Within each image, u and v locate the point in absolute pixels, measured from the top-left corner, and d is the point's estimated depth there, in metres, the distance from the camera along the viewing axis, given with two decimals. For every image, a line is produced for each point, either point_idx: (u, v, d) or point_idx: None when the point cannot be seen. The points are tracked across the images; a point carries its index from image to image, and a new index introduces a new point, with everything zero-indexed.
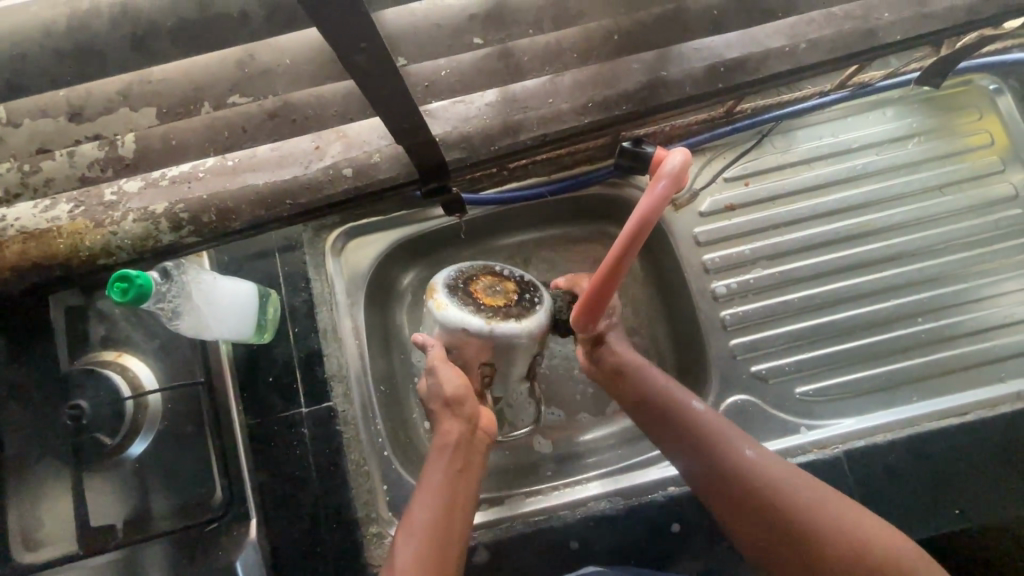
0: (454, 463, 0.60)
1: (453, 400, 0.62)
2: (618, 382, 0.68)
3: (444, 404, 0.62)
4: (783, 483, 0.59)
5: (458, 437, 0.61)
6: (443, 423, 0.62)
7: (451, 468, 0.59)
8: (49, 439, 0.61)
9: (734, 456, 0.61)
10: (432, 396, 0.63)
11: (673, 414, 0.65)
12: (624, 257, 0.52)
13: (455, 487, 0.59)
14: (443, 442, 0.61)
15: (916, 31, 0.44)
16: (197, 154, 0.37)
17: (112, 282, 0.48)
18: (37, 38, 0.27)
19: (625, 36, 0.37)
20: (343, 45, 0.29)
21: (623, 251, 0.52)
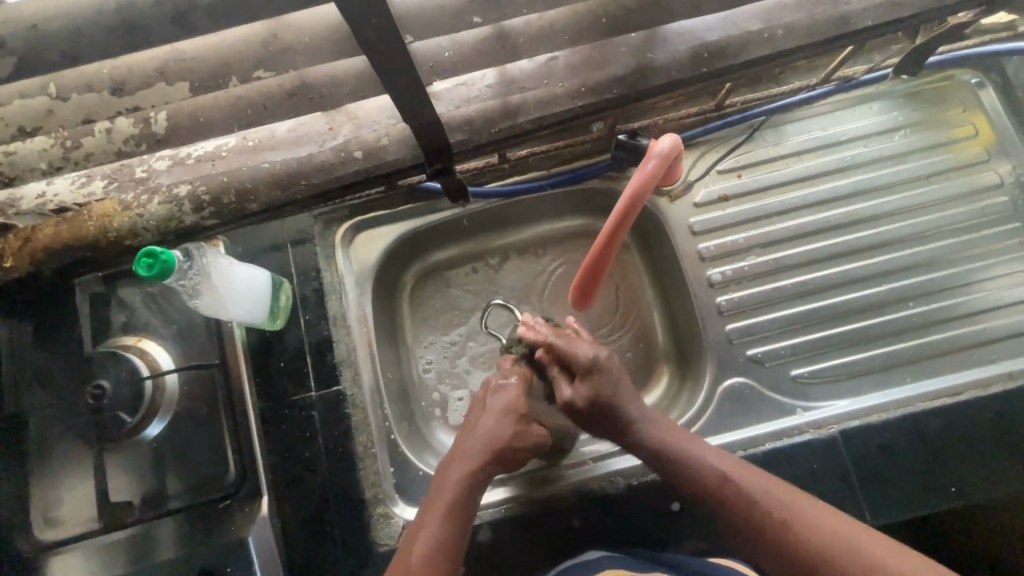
0: (470, 505, 0.57)
1: (504, 452, 0.60)
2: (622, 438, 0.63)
3: (499, 453, 0.60)
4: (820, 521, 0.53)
5: (483, 481, 0.59)
6: (471, 461, 0.59)
7: (467, 507, 0.57)
8: (72, 420, 0.64)
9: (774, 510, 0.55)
10: (494, 438, 0.60)
11: (678, 466, 0.60)
12: (623, 223, 0.56)
13: (466, 525, 0.56)
14: (466, 481, 0.58)
15: (885, 17, 0.47)
16: (222, 129, 0.40)
17: (139, 257, 0.51)
18: (89, 16, 0.31)
19: (612, 19, 0.41)
20: (357, 22, 0.33)
21: (620, 219, 0.56)
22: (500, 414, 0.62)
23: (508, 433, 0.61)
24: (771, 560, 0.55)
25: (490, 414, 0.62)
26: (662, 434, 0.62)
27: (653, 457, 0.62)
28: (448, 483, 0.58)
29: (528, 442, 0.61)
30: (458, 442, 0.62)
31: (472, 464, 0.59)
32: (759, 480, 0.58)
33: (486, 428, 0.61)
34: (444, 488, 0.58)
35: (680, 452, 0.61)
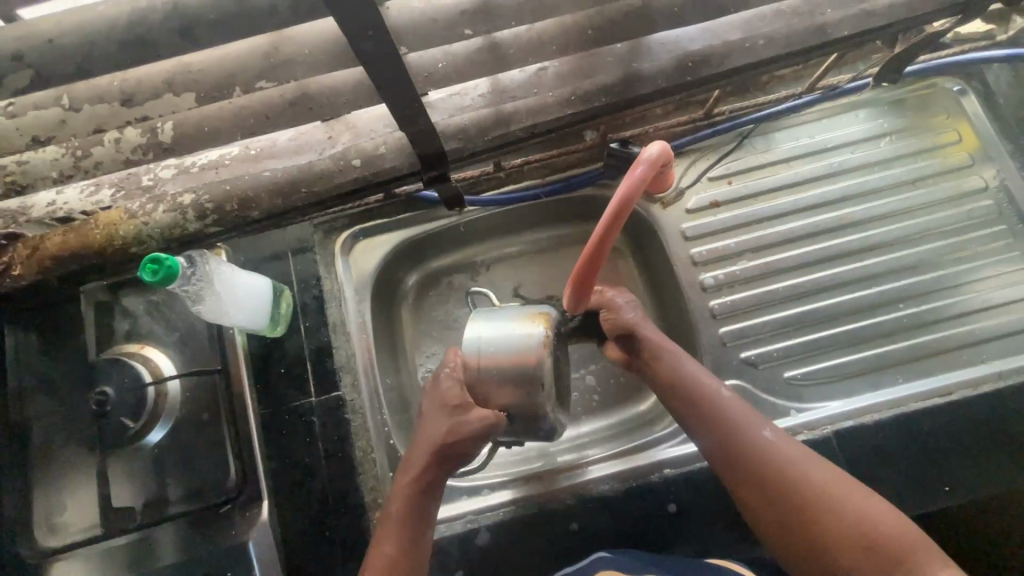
0: (427, 499, 0.62)
1: (444, 449, 0.62)
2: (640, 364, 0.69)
3: (438, 453, 0.62)
4: (797, 467, 0.58)
5: (432, 479, 0.62)
6: (415, 468, 0.62)
7: (417, 507, 0.61)
8: (76, 425, 0.66)
9: (758, 444, 0.60)
10: (430, 438, 0.63)
11: (682, 394, 0.64)
12: (606, 239, 0.58)
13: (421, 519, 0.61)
14: (412, 486, 0.62)
15: (861, 27, 0.49)
16: (226, 138, 0.42)
17: (144, 263, 0.52)
18: (102, 32, 0.32)
19: (597, 31, 0.42)
20: (354, 34, 0.34)
21: (607, 229, 0.57)
22: (433, 415, 0.64)
23: (442, 432, 0.62)
24: (742, 489, 0.59)
25: (429, 413, 0.65)
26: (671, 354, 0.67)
27: (661, 387, 0.66)
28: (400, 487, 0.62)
29: (466, 433, 0.62)
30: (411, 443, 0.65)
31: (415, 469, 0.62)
32: (741, 410, 0.63)
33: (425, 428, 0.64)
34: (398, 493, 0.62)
35: (691, 383, 0.65)
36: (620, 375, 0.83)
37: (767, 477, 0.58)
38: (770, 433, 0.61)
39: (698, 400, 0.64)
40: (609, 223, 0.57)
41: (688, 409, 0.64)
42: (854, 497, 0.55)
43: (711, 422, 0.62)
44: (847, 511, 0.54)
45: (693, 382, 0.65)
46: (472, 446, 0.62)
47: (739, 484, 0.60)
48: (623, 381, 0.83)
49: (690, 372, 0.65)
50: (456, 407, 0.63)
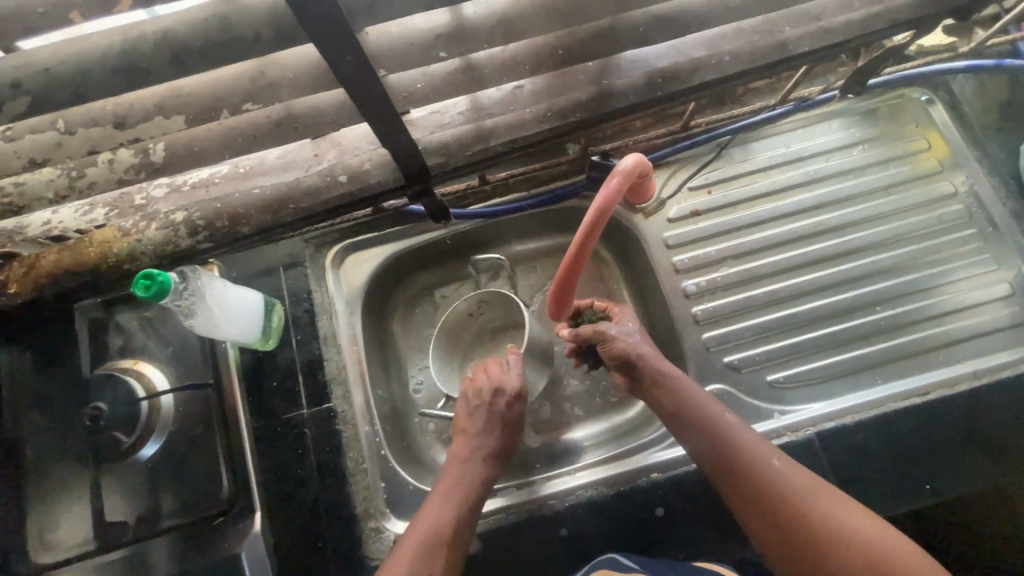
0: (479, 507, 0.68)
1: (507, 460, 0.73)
2: (633, 384, 0.70)
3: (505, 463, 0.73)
4: (801, 490, 0.60)
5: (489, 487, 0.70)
6: (485, 473, 0.69)
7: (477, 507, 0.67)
8: (65, 443, 0.64)
9: (764, 469, 0.61)
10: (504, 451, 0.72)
11: (681, 410, 0.66)
12: (583, 249, 0.60)
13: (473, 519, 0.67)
14: (474, 490, 0.67)
15: (822, 43, 0.51)
16: (215, 157, 0.44)
17: (137, 280, 0.55)
18: (96, 60, 0.34)
19: (567, 51, 0.45)
20: (333, 59, 0.36)
21: (581, 244, 0.60)
22: (504, 428, 0.72)
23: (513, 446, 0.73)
24: (745, 508, 0.61)
25: (492, 428, 0.72)
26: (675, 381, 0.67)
27: (658, 405, 0.67)
28: (463, 486, 0.67)
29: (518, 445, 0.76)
30: (463, 450, 0.71)
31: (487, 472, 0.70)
32: (748, 435, 0.64)
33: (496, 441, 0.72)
34: (450, 493, 0.66)
35: (696, 409, 0.65)
36: (608, 382, 0.84)
37: (771, 498, 0.60)
38: (777, 460, 0.62)
39: (703, 425, 0.64)
40: (584, 238, 0.60)
41: (685, 425, 0.65)
42: (854, 520, 0.57)
43: (716, 448, 0.63)
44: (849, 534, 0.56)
45: (698, 409, 0.65)
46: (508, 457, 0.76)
47: (744, 505, 0.61)
48: (610, 388, 0.84)
49: (697, 398, 0.66)
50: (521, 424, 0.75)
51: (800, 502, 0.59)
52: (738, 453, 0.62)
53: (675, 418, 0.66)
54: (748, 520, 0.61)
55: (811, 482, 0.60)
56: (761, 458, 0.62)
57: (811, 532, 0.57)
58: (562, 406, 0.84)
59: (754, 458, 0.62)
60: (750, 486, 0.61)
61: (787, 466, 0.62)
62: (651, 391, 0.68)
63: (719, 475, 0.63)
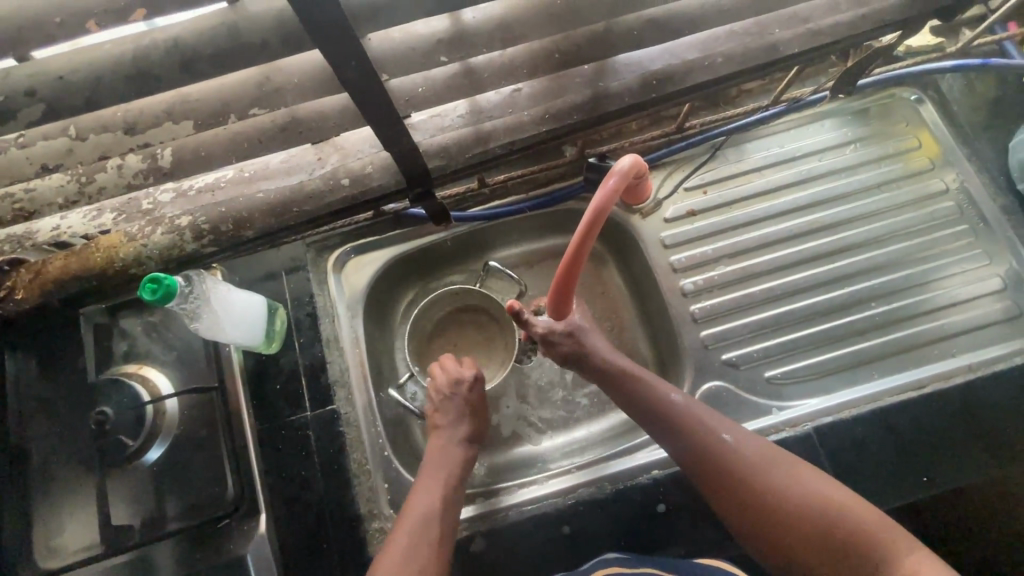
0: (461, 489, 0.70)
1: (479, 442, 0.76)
2: (600, 384, 0.71)
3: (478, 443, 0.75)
4: (757, 463, 0.61)
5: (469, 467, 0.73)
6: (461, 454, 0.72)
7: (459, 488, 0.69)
8: (74, 445, 0.67)
9: (717, 447, 0.63)
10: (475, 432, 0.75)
11: (648, 408, 0.66)
12: (584, 244, 0.61)
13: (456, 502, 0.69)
14: (453, 475, 0.70)
15: (811, 44, 0.53)
16: (222, 162, 0.45)
17: (145, 283, 0.56)
18: (108, 68, 0.35)
19: (564, 55, 0.46)
20: (337, 64, 0.37)
21: (581, 240, 0.60)
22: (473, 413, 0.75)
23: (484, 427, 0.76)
24: (710, 490, 0.63)
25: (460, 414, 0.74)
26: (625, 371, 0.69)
27: (627, 403, 0.68)
28: (444, 470, 0.69)
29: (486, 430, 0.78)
30: (436, 441, 0.73)
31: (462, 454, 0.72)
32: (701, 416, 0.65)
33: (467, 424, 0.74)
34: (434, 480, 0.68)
35: (649, 397, 0.67)
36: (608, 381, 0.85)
37: (731, 475, 0.61)
38: (728, 435, 0.64)
39: (657, 414, 0.66)
40: (582, 235, 0.61)
41: (654, 423, 0.66)
42: (809, 485, 0.59)
43: (673, 435, 0.65)
44: (804, 501, 0.58)
45: (649, 397, 0.67)
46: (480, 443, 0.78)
47: (707, 487, 0.63)
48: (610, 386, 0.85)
49: (648, 386, 0.68)
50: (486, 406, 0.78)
51: (759, 474, 0.61)
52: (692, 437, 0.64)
53: (633, 409, 0.68)
54: (714, 501, 0.63)
55: (763, 453, 0.62)
56: (713, 437, 0.64)
57: (772, 502, 0.59)
58: (562, 406, 0.84)
59: (708, 440, 0.63)
60: (709, 468, 0.63)
61: (739, 439, 0.64)
62: (616, 389, 0.69)
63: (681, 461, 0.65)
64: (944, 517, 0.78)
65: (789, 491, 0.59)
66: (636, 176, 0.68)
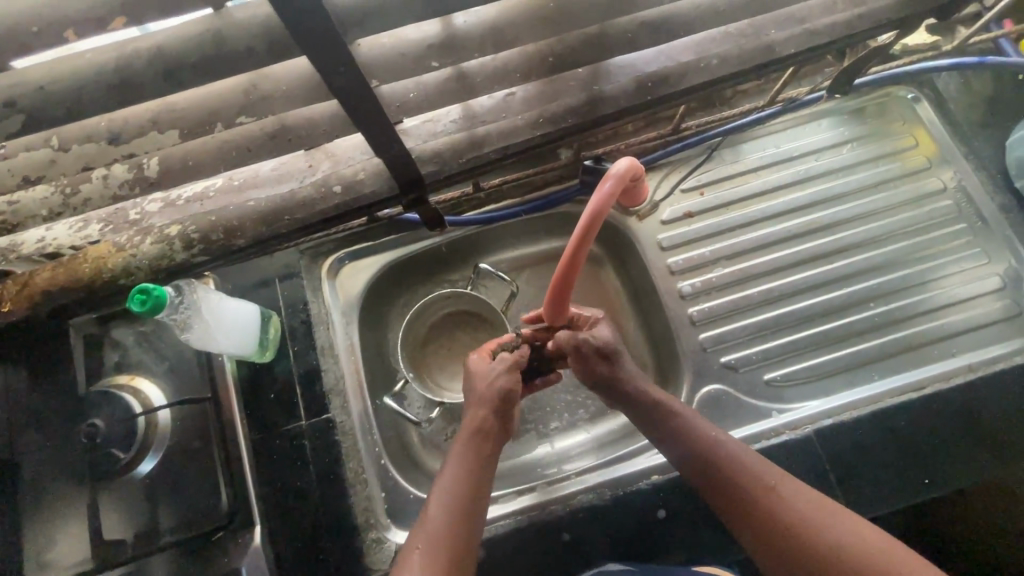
0: (468, 460, 0.64)
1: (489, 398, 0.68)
2: (641, 420, 0.69)
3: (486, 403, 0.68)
4: (808, 511, 0.59)
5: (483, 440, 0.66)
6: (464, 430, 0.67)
7: (481, 463, 0.65)
8: (65, 458, 0.64)
9: (765, 492, 0.61)
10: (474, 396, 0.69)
11: (695, 447, 0.64)
12: (580, 249, 0.60)
13: (489, 480, 0.65)
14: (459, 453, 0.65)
15: (808, 45, 0.52)
16: (210, 171, 0.44)
17: (133, 294, 0.54)
18: (91, 77, 0.34)
19: (558, 58, 0.45)
20: (326, 69, 0.36)
21: (577, 246, 0.60)
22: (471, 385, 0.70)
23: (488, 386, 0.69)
24: (758, 541, 0.60)
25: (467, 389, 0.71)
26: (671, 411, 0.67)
27: (669, 441, 0.66)
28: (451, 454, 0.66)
29: (503, 383, 0.69)
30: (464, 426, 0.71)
31: (482, 423, 0.67)
32: (748, 457, 0.63)
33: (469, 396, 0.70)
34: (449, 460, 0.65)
35: (694, 437, 0.65)
36: None
37: (780, 523, 0.59)
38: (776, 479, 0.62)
39: (704, 455, 0.64)
40: (580, 238, 0.60)
41: (697, 461, 0.64)
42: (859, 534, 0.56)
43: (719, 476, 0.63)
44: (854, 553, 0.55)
45: (695, 437, 0.65)
46: (506, 394, 0.68)
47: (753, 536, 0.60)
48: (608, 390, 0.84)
49: (695, 426, 0.66)
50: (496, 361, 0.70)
51: (807, 524, 0.58)
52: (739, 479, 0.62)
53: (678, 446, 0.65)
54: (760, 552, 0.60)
55: (813, 499, 0.60)
56: (763, 481, 0.61)
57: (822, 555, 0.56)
58: (561, 411, 0.84)
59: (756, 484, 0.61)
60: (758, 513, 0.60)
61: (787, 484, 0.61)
62: (646, 418, 0.68)
63: (728, 505, 0.62)
64: (942, 519, 0.78)
65: (842, 545, 0.56)
66: (633, 179, 0.67)
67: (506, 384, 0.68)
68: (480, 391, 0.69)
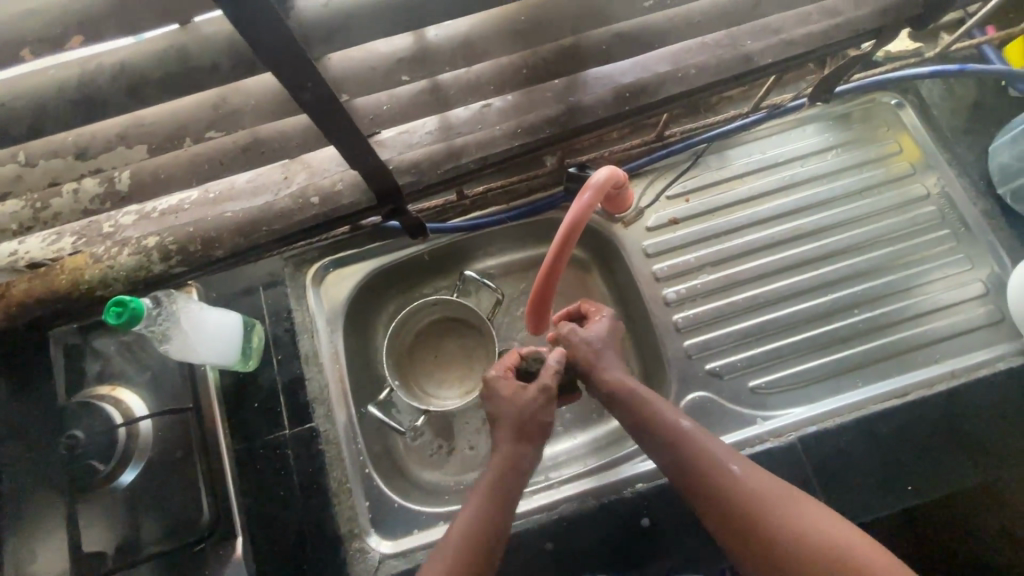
0: (499, 493, 0.63)
1: (525, 430, 0.66)
2: (610, 407, 0.69)
3: (520, 435, 0.66)
4: (766, 499, 0.59)
5: (512, 472, 0.65)
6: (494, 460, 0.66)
7: (511, 497, 0.64)
8: (42, 470, 0.59)
9: (726, 479, 0.61)
10: (508, 424, 0.67)
11: (659, 434, 0.64)
12: (548, 282, 0.63)
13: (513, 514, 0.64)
14: (487, 483, 0.64)
15: (785, 55, 0.52)
16: (182, 184, 0.44)
17: (108, 306, 0.53)
18: (54, 93, 0.34)
19: (532, 70, 0.45)
20: (292, 84, 0.36)
21: (544, 280, 0.62)
22: (503, 409, 0.68)
23: (525, 414, 0.67)
24: (719, 526, 0.60)
25: (495, 412, 0.68)
26: (641, 399, 0.67)
27: (637, 429, 0.66)
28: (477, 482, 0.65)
29: (539, 415, 0.67)
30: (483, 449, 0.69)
31: (516, 455, 0.66)
32: (712, 443, 0.63)
33: (500, 421, 0.67)
34: (476, 492, 0.64)
35: (659, 424, 0.65)
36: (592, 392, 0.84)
37: (739, 510, 0.59)
38: (737, 466, 0.62)
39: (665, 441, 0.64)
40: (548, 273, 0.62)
41: (662, 448, 0.64)
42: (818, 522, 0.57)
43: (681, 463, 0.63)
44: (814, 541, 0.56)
45: (659, 424, 0.65)
46: (542, 426, 0.67)
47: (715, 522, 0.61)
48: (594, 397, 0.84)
49: (660, 412, 0.65)
50: (537, 386, 0.68)
51: (764, 510, 0.59)
52: (699, 465, 0.62)
53: (646, 433, 0.65)
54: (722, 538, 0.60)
55: (772, 486, 0.60)
56: (721, 467, 0.61)
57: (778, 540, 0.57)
58: None
59: (716, 470, 0.61)
60: (719, 500, 0.60)
61: (747, 470, 0.62)
62: (616, 407, 0.68)
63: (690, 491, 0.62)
64: (924, 524, 0.78)
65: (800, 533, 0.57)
66: (615, 187, 0.67)
67: (544, 415, 0.68)
68: (517, 419, 0.67)
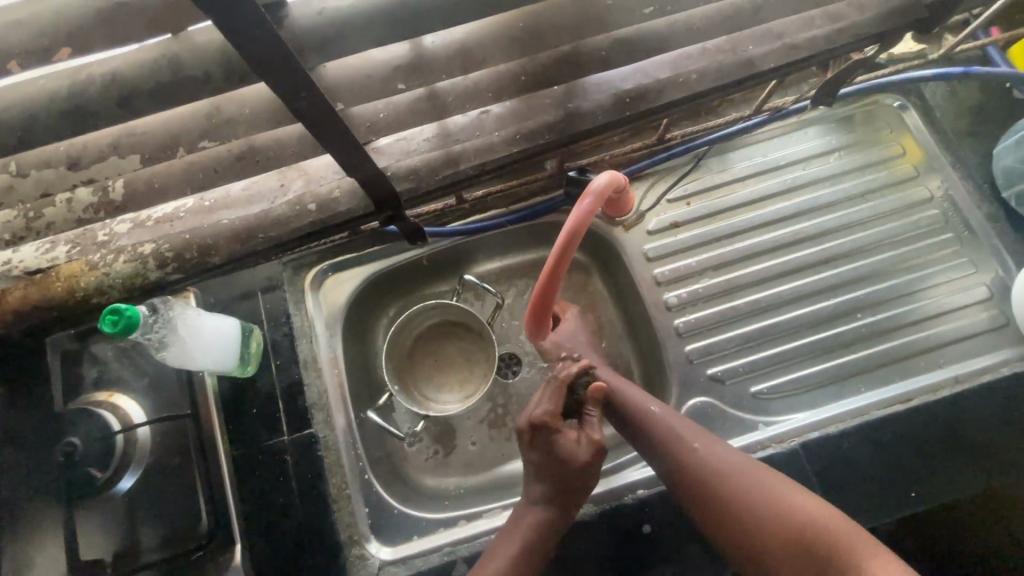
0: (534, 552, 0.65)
1: (568, 494, 0.67)
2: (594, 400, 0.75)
3: (564, 500, 0.67)
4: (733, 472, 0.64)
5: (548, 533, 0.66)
6: (535, 518, 0.66)
7: (541, 556, 0.65)
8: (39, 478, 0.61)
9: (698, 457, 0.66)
10: (554, 484, 0.67)
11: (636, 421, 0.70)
12: (550, 289, 0.62)
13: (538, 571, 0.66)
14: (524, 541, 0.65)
15: (787, 60, 0.51)
16: (176, 193, 0.44)
17: (104, 315, 0.53)
18: (44, 104, 0.34)
19: (531, 76, 0.44)
20: (286, 94, 0.35)
21: (545, 287, 0.62)
22: (552, 466, 0.67)
23: (574, 479, 0.67)
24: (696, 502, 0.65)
25: (543, 467, 0.67)
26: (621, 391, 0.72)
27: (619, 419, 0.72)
28: (513, 536, 0.66)
29: (584, 480, 0.68)
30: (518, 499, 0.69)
31: (555, 517, 0.66)
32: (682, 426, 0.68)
33: (546, 479, 0.67)
34: (511, 547, 0.65)
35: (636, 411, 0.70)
36: None
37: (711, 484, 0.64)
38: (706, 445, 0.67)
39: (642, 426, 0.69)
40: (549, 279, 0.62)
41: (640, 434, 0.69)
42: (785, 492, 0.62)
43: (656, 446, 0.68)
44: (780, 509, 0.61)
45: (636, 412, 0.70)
46: (584, 491, 0.68)
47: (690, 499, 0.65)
48: None
49: (636, 400, 0.71)
50: (592, 450, 0.68)
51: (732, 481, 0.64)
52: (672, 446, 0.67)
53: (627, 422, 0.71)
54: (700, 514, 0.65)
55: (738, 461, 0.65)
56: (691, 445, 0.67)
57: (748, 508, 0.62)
58: None
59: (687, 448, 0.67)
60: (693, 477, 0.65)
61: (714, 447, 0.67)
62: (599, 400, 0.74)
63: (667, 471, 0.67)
64: (926, 530, 0.78)
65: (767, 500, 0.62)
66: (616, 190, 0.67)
67: (588, 482, 0.68)
68: (565, 480, 0.67)
